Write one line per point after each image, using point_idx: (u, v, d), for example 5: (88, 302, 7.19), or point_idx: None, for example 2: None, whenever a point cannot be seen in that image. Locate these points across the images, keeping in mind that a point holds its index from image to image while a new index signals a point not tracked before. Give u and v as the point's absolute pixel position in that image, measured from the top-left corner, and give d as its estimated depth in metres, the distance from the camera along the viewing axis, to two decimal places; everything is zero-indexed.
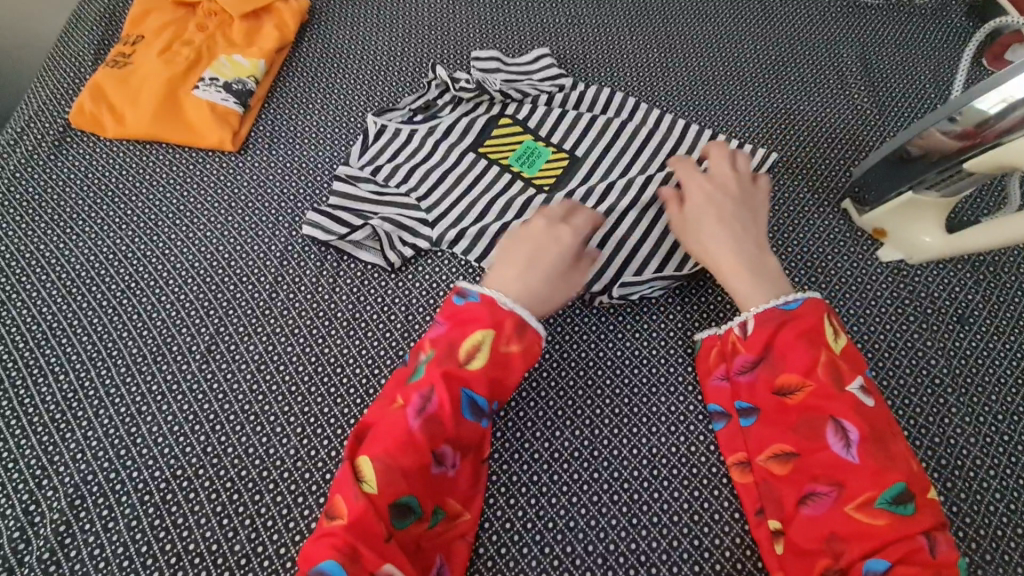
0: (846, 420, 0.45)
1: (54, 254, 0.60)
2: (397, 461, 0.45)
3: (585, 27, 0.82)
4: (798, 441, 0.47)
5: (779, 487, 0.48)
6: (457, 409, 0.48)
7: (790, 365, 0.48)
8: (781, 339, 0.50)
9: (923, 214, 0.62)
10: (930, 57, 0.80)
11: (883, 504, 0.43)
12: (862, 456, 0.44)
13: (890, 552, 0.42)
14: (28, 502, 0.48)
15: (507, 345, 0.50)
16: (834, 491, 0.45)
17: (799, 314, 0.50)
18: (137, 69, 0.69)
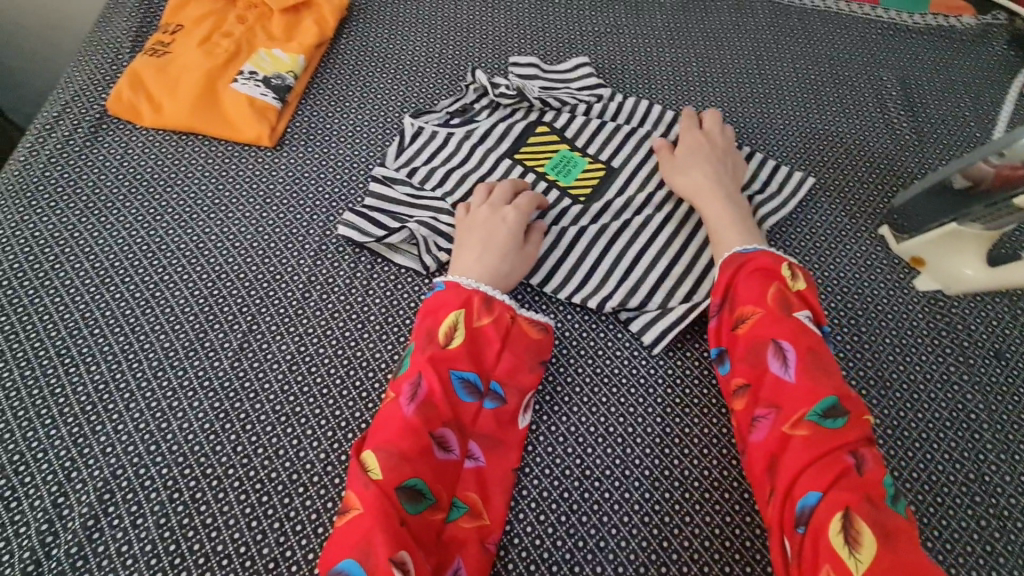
0: (785, 342, 0.49)
1: (88, 242, 0.60)
2: (398, 445, 0.47)
3: (624, 37, 0.82)
4: (748, 368, 0.50)
5: (736, 423, 0.50)
6: (448, 391, 0.50)
7: (744, 300, 0.52)
8: (742, 285, 0.53)
9: (964, 248, 0.61)
10: (971, 85, 0.79)
11: (814, 418, 0.45)
12: (806, 391, 0.47)
13: (830, 481, 0.42)
14: (57, 494, 0.48)
15: (479, 320, 0.53)
16: (777, 411, 0.47)
17: (751, 260, 0.54)
18: (176, 59, 0.69)
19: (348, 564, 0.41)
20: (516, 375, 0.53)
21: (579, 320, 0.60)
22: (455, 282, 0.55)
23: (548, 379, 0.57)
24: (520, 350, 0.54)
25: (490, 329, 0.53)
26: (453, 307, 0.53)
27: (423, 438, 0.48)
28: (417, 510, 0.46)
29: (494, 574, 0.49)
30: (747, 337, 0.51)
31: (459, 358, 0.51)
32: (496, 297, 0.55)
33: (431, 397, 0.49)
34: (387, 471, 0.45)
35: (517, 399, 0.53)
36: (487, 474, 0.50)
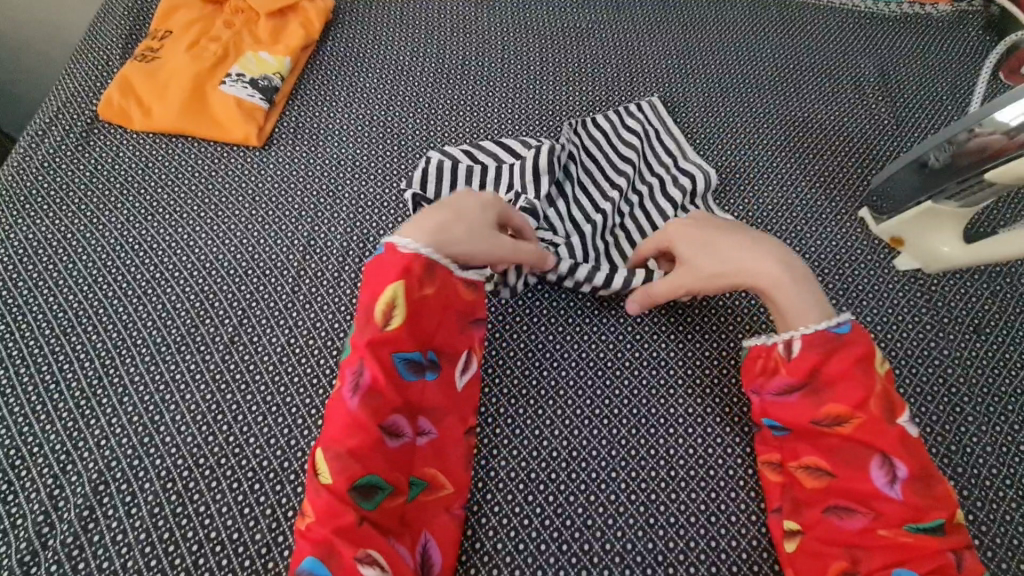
0: (896, 458, 0.45)
1: (81, 243, 0.61)
2: (344, 445, 0.46)
3: (605, 31, 0.83)
4: (835, 465, 0.47)
5: (804, 500, 0.48)
6: (392, 375, 0.49)
7: (842, 398, 0.47)
8: (836, 368, 0.48)
9: (939, 224, 0.62)
10: (947, 69, 0.81)
11: (916, 529, 0.44)
12: (906, 493, 0.44)
13: (915, 566, 0.43)
14: (53, 486, 0.49)
15: (421, 290, 0.51)
16: (870, 513, 0.45)
17: (850, 342, 0.49)
18: (165, 64, 0.70)
19: (315, 567, 0.42)
20: (452, 343, 0.54)
21: (563, 306, 0.61)
22: (393, 245, 0.52)
23: (535, 364, 0.58)
24: (456, 316, 0.54)
25: (432, 299, 0.52)
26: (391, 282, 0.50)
27: (370, 430, 0.47)
28: (376, 502, 0.46)
29: (483, 555, 0.49)
30: (848, 439, 0.47)
31: (399, 339, 0.50)
32: (439, 264, 0.52)
33: (375, 384, 0.48)
34: (337, 473, 0.45)
35: (453, 365, 0.53)
36: (440, 448, 0.51)
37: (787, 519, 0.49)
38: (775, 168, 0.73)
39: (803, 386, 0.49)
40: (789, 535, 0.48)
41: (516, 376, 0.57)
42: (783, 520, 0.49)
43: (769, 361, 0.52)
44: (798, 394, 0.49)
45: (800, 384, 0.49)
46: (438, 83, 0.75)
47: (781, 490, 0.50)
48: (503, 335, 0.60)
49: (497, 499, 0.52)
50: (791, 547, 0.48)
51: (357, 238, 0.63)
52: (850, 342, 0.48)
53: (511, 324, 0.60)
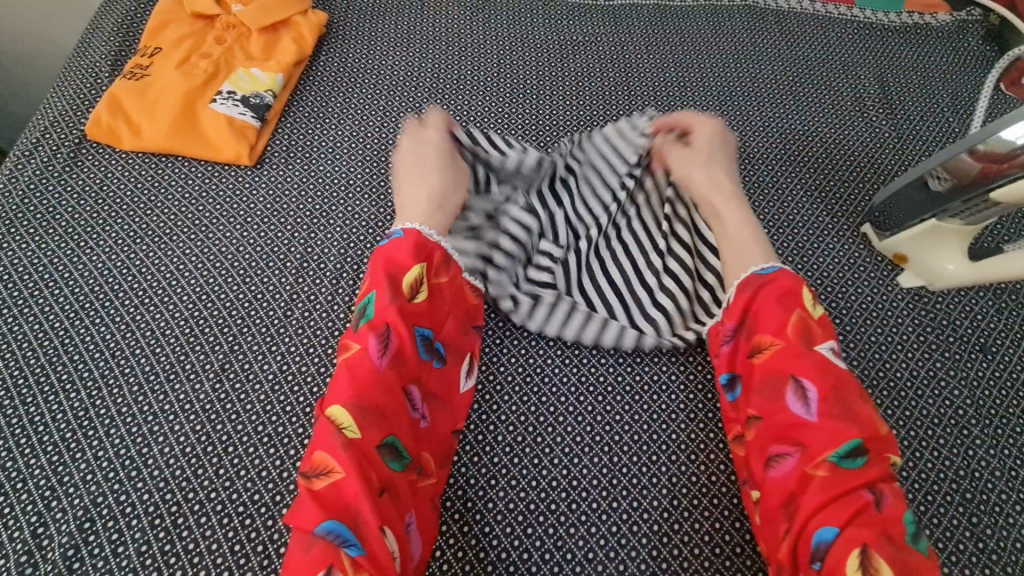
0: (805, 378, 0.47)
1: (68, 267, 0.60)
2: (370, 402, 0.47)
3: (602, 45, 0.82)
4: (761, 406, 0.48)
5: (752, 459, 0.49)
6: (416, 348, 0.51)
7: (763, 329, 0.50)
8: (758, 303, 0.52)
9: (944, 242, 0.61)
10: (948, 81, 0.80)
11: (840, 462, 0.43)
12: (819, 414, 0.45)
13: (839, 512, 0.42)
14: (36, 524, 0.47)
15: (439, 277, 0.55)
16: (796, 451, 0.46)
17: (773, 279, 0.52)
18: (155, 81, 0.69)
19: (335, 528, 0.41)
20: (459, 340, 0.55)
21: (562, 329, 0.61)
22: (416, 231, 0.55)
23: (534, 390, 0.57)
24: (463, 313, 0.57)
25: (446, 287, 0.55)
26: (416, 261, 0.53)
27: (395, 395, 0.48)
28: (396, 469, 0.46)
29: None
30: (764, 370, 0.49)
31: (422, 315, 0.53)
32: (454, 259, 0.57)
33: (401, 351, 0.50)
34: (366, 427, 0.45)
35: (459, 360, 0.55)
36: (437, 433, 0.52)
37: (745, 487, 0.48)
38: (776, 184, 0.72)
39: (739, 330, 0.53)
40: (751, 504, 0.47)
41: (515, 402, 0.56)
42: (750, 491, 0.49)
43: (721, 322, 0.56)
44: (733, 339, 0.53)
45: (740, 328, 0.52)
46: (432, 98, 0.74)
47: (743, 462, 0.50)
48: (500, 359, 0.59)
49: (495, 531, 0.50)
50: (758, 517, 0.48)
51: (351, 260, 0.62)
52: (771, 280, 0.52)
53: (509, 348, 0.59)
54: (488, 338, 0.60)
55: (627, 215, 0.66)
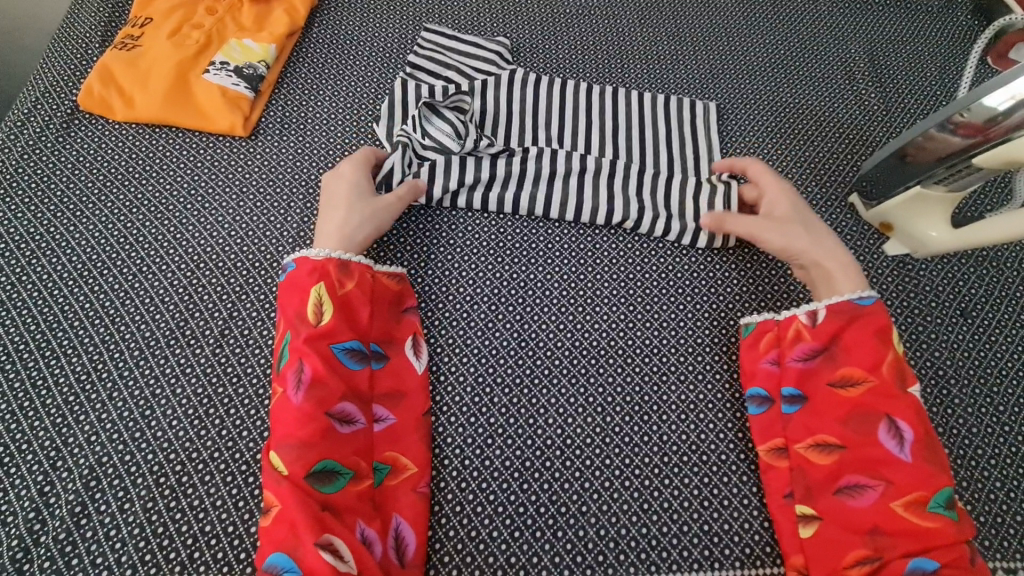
0: (901, 419, 0.48)
1: (65, 236, 0.60)
2: (297, 435, 0.48)
3: (594, 17, 0.83)
4: (847, 436, 0.49)
5: (819, 477, 0.49)
6: (335, 366, 0.51)
7: (856, 363, 0.50)
8: (853, 335, 0.51)
9: (929, 211, 0.62)
10: (936, 54, 0.81)
11: (934, 508, 0.45)
12: (914, 455, 0.47)
13: (939, 554, 0.44)
14: (43, 483, 0.48)
15: (342, 288, 0.54)
16: (880, 486, 0.47)
17: (869, 314, 0.52)
18: (146, 52, 0.69)
19: (280, 559, 0.44)
20: (389, 333, 0.56)
21: (555, 295, 0.62)
22: (303, 257, 0.54)
23: (528, 354, 0.58)
24: (385, 307, 0.56)
25: (355, 294, 0.54)
26: (312, 289, 0.53)
27: (320, 421, 0.48)
28: (338, 487, 0.48)
29: (480, 541, 0.51)
30: (857, 403, 0.49)
31: (336, 331, 0.52)
32: (350, 261, 0.55)
33: (318, 377, 0.50)
34: (293, 463, 0.47)
35: (397, 351, 0.55)
36: (397, 430, 0.52)
37: (800, 504, 0.50)
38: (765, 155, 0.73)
39: (821, 352, 0.52)
40: (805, 521, 0.49)
41: (510, 365, 0.58)
42: (797, 504, 0.50)
43: (785, 333, 0.55)
44: (812, 359, 0.53)
45: (824, 354, 0.52)
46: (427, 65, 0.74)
47: (793, 474, 0.51)
48: (497, 325, 0.60)
49: (492, 488, 0.53)
50: (806, 533, 0.49)
51: None
52: (870, 314, 0.52)
53: (504, 313, 0.61)
54: (483, 305, 0.61)
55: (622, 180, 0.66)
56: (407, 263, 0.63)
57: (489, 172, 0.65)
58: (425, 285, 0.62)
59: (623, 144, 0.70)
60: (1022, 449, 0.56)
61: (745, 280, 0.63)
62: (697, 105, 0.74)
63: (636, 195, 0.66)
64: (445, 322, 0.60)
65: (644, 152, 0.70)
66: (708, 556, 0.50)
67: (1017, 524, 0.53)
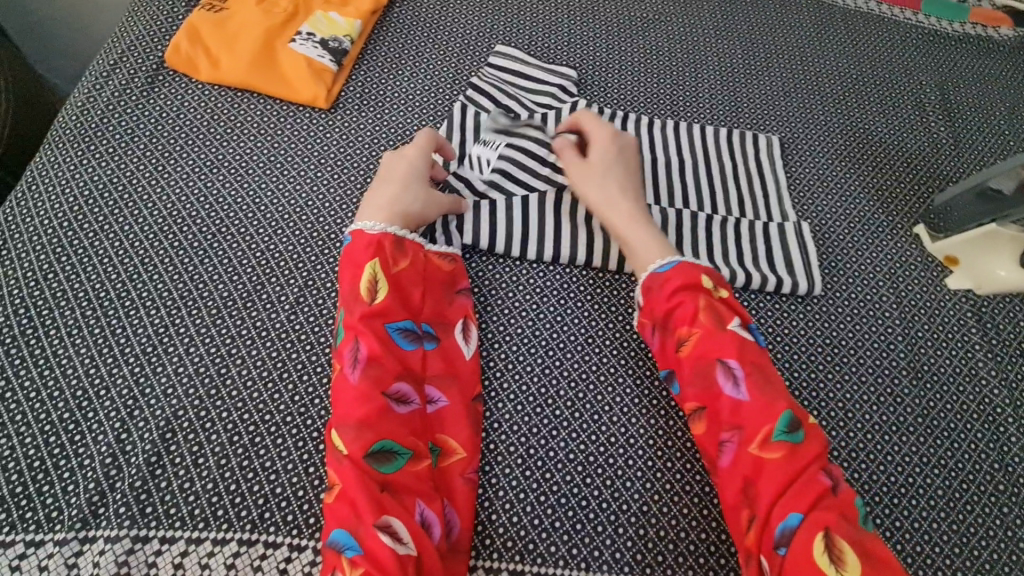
0: (729, 362, 0.51)
1: (148, 190, 0.60)
2: (355, 412, 0.48)
3: (671, 25, 0.84)
4: (701, 393, 0.52)
5: (702, 449, 0.52)
6: (391, 343, 0.52)
7: (682, 321, 0.54)
8: (670, 296, 0.55)
9: (997, 248, 0.65)
10: (1007, 94, 0.82)
11: (780, 438, 0.48)
12: (749, 394, 0.50)
13: (799, 502, 0.46)
14: (120, 430, 0.49)
15: (395, 266, 0.56)
16: (736, 436, 0.50)
17: (671, 276, 0.56)
18: (234, 16, 0.69)
19: (341, 536, 0.45)
20: (442, 315, 0.57)
21: (624, 296, 0.62)
22: (360, 231, 0.57)
23: (595, 351, 0.59)
24: (437, 287, 0.58)
25: (408, 272, 0.56)
26: (367, 263, 0.55)
27: (378, 397, 0.49)
28: (397, 467, 0.48)
29: (540, 531, 0.50)
30: (692, 358, 0.53)
31: (391, 311, 0.53)
32: (407, 240, 0.57)
33: (376, 356, 0.51)
34: (352, 442, 0.47)
35: (449, 333, 0.56)
36: (450, 411, 0.53)
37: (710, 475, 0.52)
38: (833, 177, 0.73)
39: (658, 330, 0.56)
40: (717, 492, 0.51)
41: (577, 360, 0.58)
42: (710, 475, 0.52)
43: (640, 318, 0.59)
44: (658, 336, 0.56)
45: (659, 326, 0.56)
46: (500, 83, 0.73)
47: (698, 452, 0.53)
48: (565, 319, 0.60)
49: (555, 479, 0.52)
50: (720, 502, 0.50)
51: None
52: (669, 276, 0.56)
53: (572, 308, 0.61)
54: (552, 298, 0.61)
55: (692, 238, 0.66)
56: (478, 252, 0.63)
57: (555, 224, 0.63)
58: (496, 273, 0.62)
59: (691, 197, 0.69)
60: None
61: (810, 299, 0.65)
62: (762, 139, 0.74)
63: (707, 255, 0.65)
64: (515, 311, 0.60)
65: (710, 202, 0.69)
66: None
67: None
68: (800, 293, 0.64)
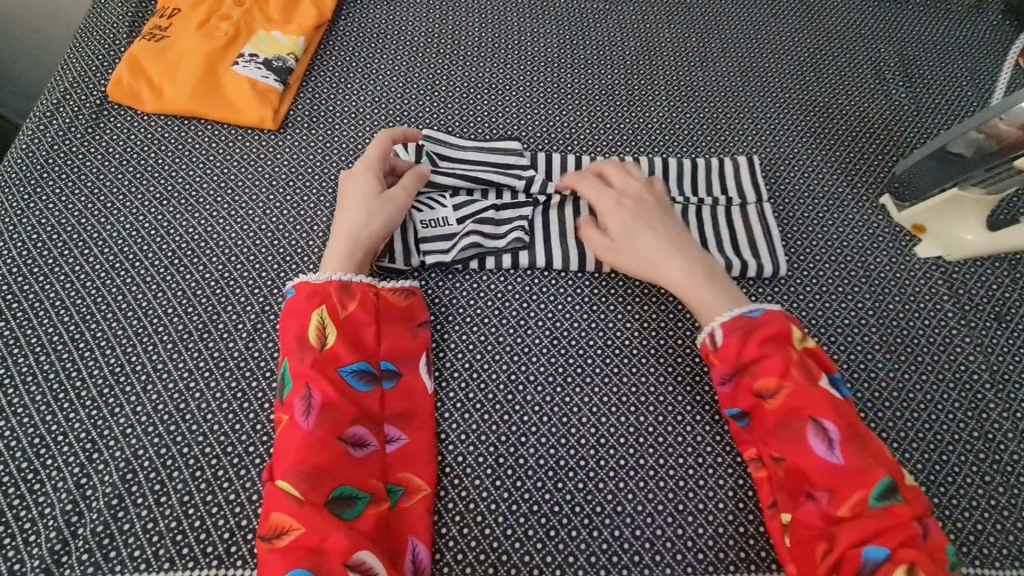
0: (823, 420, 0.47)
1: (97, 228, 0.60)
2: (307, 457, 0.47)
3: (622, 13, 0.82)
4: (781, 446, 0.48)
5: (785, 488, 0.48)
6: (344, 388, 0.50)
7: (768, 373, 0.50)
8: (759, 343, 0.51)
9: (964, 213, 0.62)
10: (967, 54, 0.80)
11: (875, 501, 0.45)
12: (843, 455, 0.46)
13: (889, 540, 0.43)
14: (79, 475, 0.48)
15: (343, 309, 0.53)
16: (825, 494, 0.46)
17: (764, 323, 0.52)
18: (175, 44, 0.68)
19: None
20: (401, 348, 0.55)
21: (587, 293, 0.61)
22: (303, 282, 0.54)
23: (560, 353, 0.58)
24: (394, 322, 0.56)
25: (359, 313, 0.53)
26: (314, 310, 0.52)
27: (332, 443, 0.48)
28: (357, 512, 0.47)
29: (513, 540, 0.50)
30: (781, 413, 0.49)
31: (342, 354, 0.51)
32: (353, 281, 0.54)
33: (331, 398, 0.49)
34: (308, 489, 0.45)
35: (412, 369, 0.55)
36: (412, 451, 0.52)
37: (782, 512, 0.48)
38: (795, 154, 0.72)
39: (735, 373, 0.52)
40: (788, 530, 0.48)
41: (543, 363, 0.57)
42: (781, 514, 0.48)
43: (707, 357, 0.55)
44: (732, 380, 0.52)
45: (738, 368, 0.52)
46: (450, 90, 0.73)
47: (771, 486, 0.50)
48: (529, 322, 0.59)
49: (526, 486, 0.52)
50: (789, 540, 0.47)
51: None
52: (764, 323, 0.52)
53: (536, 311, 0.60)
54: (514, 302, 0.60)
55: None
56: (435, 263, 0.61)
57: (514, 234, 0.61)
58: (457, 282, 0.61)
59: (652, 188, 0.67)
60: None
61: (777, 279, 0.64)
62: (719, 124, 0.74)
63: None
64: (477, 319, 0.59)
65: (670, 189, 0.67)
66: (744, 558, 0.50)
67: None
68: (766, 274, 0.63)
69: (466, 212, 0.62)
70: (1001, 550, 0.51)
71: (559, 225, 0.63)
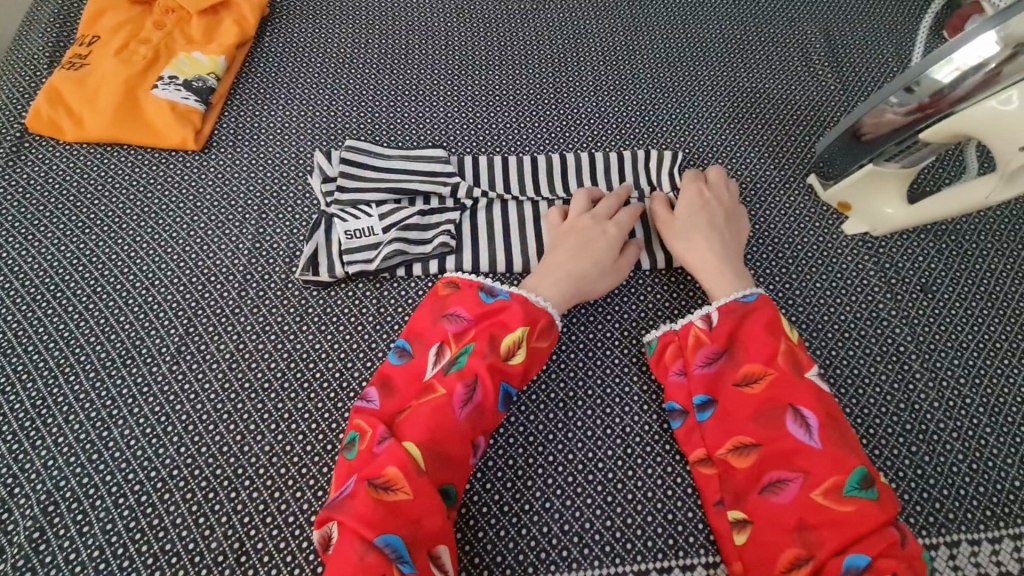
0: (804, 407, 0.47)
1: (18, 262, 0.59)
2: (429, 453, 0.46)
3: (549, 12, 0.83)
4: (759, 434, 0.48)
5: (740, 482, 0.47)
6: (494, 401, 0.50)
7: (755, 358, 0.50)
8: (748, 332, 0.51)
9: (884, 187, 0.63)
10: (891, 31, 0.81)
11: (851, 492, 0.44)
12: (822, 441, 0.46)
13: (868, 544, 0.42)
14: (1, 511, 0.48)
15: (538, 339, 0.52)
16: (799, 479, 0.45)
17: (756, 307, 0.52)
18: (93, 71, 0.68)
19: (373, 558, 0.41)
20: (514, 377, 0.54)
21: None
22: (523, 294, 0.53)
23: None
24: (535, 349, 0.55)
25: (545, 346, 0.53)
26: (519, 321, 0.51)
27: (445, 446, 0.47)
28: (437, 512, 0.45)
29: None
30: (761, 399, 0.48)
31: (512, 373, 0.50)
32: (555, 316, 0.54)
33: (478, 405, 0.49)
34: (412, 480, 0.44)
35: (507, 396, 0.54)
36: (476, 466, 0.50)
37: (731, 509, 0.47)
38: (723, 141, 0.73)
39: (720, 354, 0.51)
40: (738, 528, 0.47)
41: None
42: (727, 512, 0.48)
43: (684, 341, 0.54)
44: (716, 363, 0.51)
45: (726, 352, 0.51)
46: (376, 100, 0.73)
47: (718, 481, 0.49)
48: None
49: None
50: (742, 539, 0.46)
51: (303, 237, 0.62)
52: (756, 308, 0.52)
53: None
54: None
55: None
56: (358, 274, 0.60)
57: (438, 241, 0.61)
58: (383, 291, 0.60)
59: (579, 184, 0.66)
60: (983, 420, 0.56)
61: None
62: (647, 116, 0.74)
63: None
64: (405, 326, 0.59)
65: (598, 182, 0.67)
66: (672, 546, 0.50)
67: (980, 496, 0.53)
68: None
69: (390, 220, 0.61)
70: (927, 520, 0.52)
71: (485, 227, 0.63)
